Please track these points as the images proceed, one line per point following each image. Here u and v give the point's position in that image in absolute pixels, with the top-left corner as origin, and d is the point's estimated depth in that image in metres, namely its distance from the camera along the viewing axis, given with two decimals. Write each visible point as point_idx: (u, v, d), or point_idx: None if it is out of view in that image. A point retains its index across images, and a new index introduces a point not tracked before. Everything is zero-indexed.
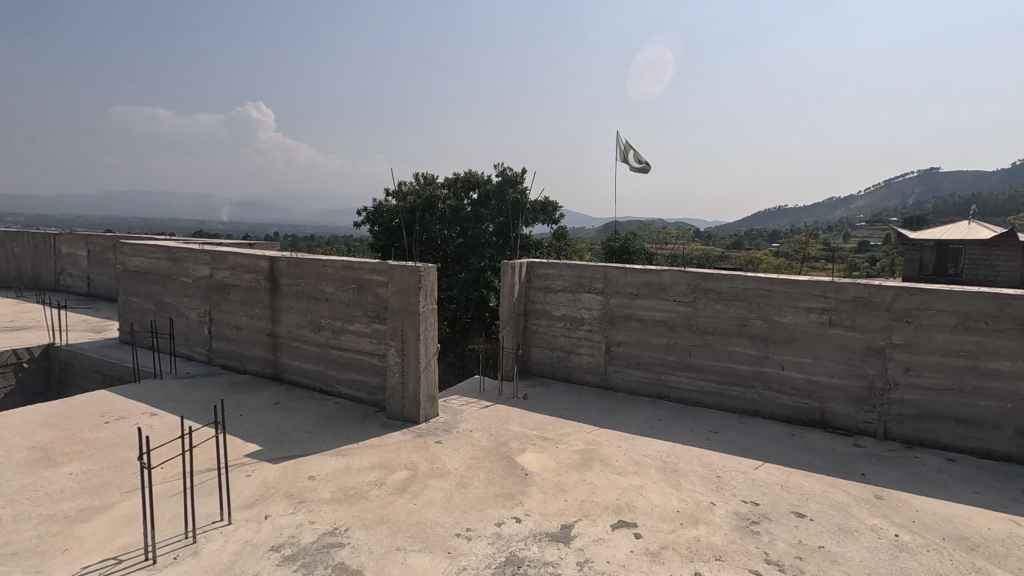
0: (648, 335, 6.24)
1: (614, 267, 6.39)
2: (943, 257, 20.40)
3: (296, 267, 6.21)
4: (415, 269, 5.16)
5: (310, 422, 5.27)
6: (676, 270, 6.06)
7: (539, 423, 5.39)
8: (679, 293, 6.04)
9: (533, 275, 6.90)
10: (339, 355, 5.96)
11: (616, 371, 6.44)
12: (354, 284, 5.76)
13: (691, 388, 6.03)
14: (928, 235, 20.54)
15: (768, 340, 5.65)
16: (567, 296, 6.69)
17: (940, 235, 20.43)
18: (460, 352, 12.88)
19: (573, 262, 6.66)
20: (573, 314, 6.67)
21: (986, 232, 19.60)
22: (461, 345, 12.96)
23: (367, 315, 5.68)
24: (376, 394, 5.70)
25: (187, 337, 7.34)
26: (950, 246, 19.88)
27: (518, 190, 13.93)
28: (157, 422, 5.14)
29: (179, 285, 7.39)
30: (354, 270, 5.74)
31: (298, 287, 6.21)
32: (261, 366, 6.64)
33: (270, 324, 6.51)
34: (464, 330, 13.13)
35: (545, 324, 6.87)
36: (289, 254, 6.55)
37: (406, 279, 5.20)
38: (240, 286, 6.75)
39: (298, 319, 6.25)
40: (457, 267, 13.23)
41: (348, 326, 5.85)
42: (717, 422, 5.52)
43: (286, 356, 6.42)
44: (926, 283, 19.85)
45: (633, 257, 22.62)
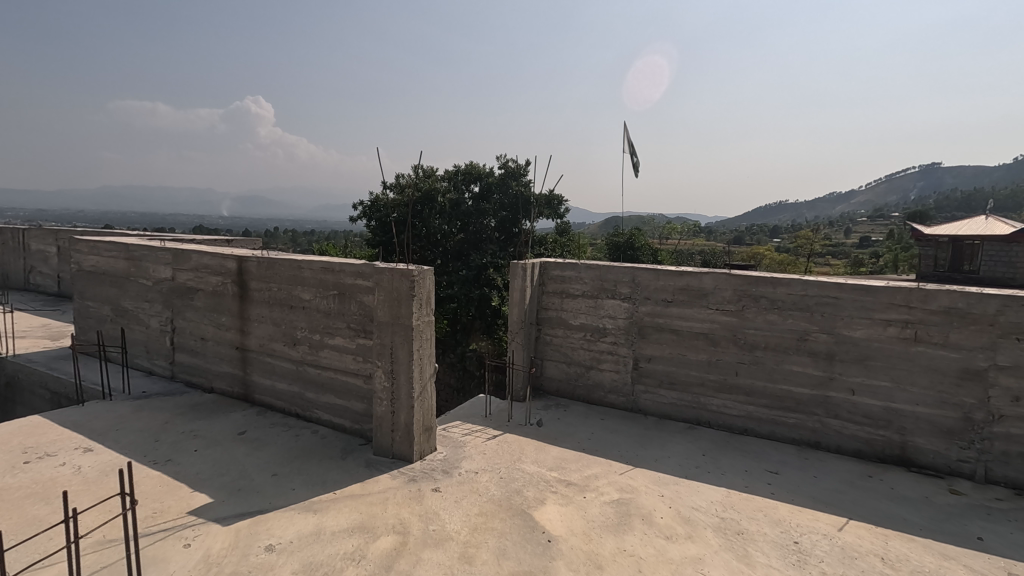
0: (684, 349, 5.28)
1: (644, 269, 5.44)
2: (959, 253, 19.31)
3: (267, 269, 5.24)
4: (407, 273, 4.19)
5: (279, 460, 4.31)
6: (720, 274, 5.10)
7: (558, 460, 4.43)
8: (724, 301, 5.09)
9: (546, 277, 5.93)
10: (317, 375, 5.00)
11: (646, 392, 5.48)
12: (334, 290, 4.79)
13: (738, 414, 5.08)
14: (944, 229, 19.45)
15: (834, 358, 4.67)
16: (588, 303, 5.74)
17: (957, 230, 19.37)
18: (460, 356, 11.93)
19: (596, 263, 5.70)
20: (595, 324, 5.71)
21: (1004, 226, 18.47)
22: (461, 346, 11.91)
23: (350, 327, 4.71)
24: (361, 423, 4.74)
25: (148, 348, 6.37)
26: (966, 242, 18.82)
27: (522, 182, 12.92)
28: (88, 462, 4.17)
29: (138, 288, 6.43)
30: (334, 273, 4.77)
31: (270, 292, 5.24)
32: (229, 385, 5.68)
33: (239, 335, 5.53)
34: (465, 330, 12.07)
35: (561, 336, 5.90)
36: (261, 253, 5.57)
37: (396, 285, 4.23)
38: (206, 291, 5.77)
39: (271, 331, 5.28)
40: (458, 264, 12.21)
41: (327, 341, 4.88)
42: (774, 459, 4.56)
43: (257, 374, 5.46)
44: (940, 280, 18.68)
45: (638, 253, 21.63)
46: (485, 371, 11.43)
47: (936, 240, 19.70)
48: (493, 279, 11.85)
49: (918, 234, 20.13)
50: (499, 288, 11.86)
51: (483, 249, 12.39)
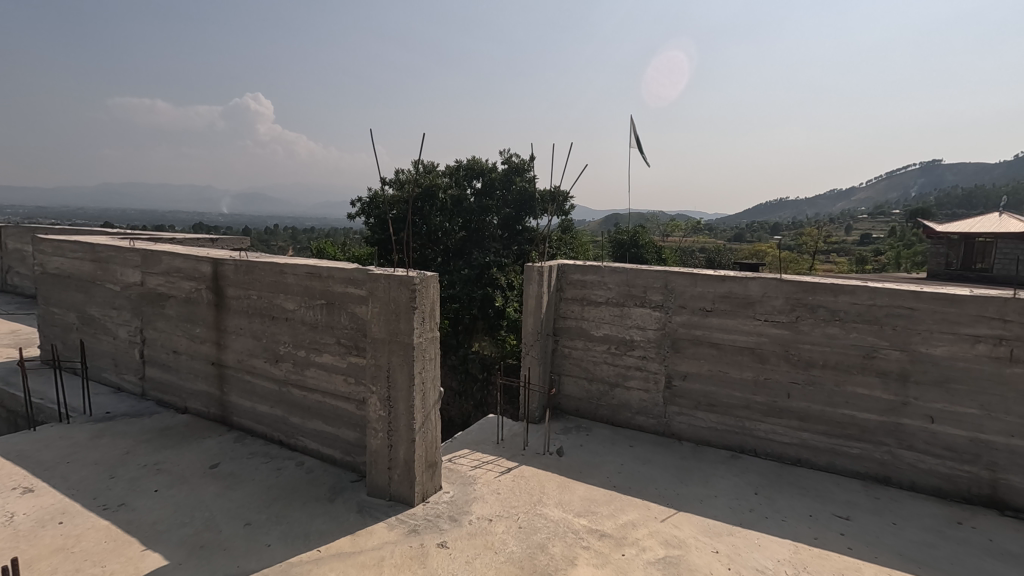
0: (726, 366, 4.61)
1: (679, 273, 4.76)
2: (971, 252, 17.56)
3: (245, 274, 4.54)
4: (406, 281, 3.49)
5: (254, 503, 3.62)
6: (769, 279, 4.40)
7: (586, 502, 3.73)
8: (773, 311, 4.41)
9: (565, 282, 5.26)
10: (303, 397, 4.32)
11: (680, 414, 4.81)
12: (322, 299, 4.09)
13: (789, 441, 4.40)
14: (957, 223, 18.31)
15: (908, 379, 3.98)
16: (613, 312, 5.05)
17: (968, 227, 17.69)
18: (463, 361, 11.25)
19: (622, 267, 5.02)
20: (620, 335, 5.03)
21: (1015, 222, 16.59)
22: (463, 346, 11.10)
23: (340, 343, 4.02)
24: (354, 455, 4.06)
25: (116, 361, 5.68)
26: (977, 241, 17.03)
27: (527, 178, 12.19)
28: (25, 507, 3.48)
29: (106, 294, 5.73)
30: (321, 279, 4.07)
31: (249, 300, 4.54)
32: (205, 405, 5.00)
33: (214, 349, 4.84)
34: (467, 330, 11.26)
35: (581, 349, 5.22)
36: (240, 255, 4.87)
37: (393, 295, 3.53)
38: (178, 298, 5.07)
39: (250, 345, 4.59)
40: (460, 262, 11.49)
41: (315, 358, 4.19)
42: (840, 498, 3.87)
43: (235, 394, 4.77)
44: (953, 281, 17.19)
45: (641, 250, 20.94)
46: (489, 374, 10.62)
47: (948, 238, 17.85)
48: (497, 278, 11.13)
49: (930, 231, 18.24)
50: (503, 288, 11.11)
51: (485, 247, 11.69)
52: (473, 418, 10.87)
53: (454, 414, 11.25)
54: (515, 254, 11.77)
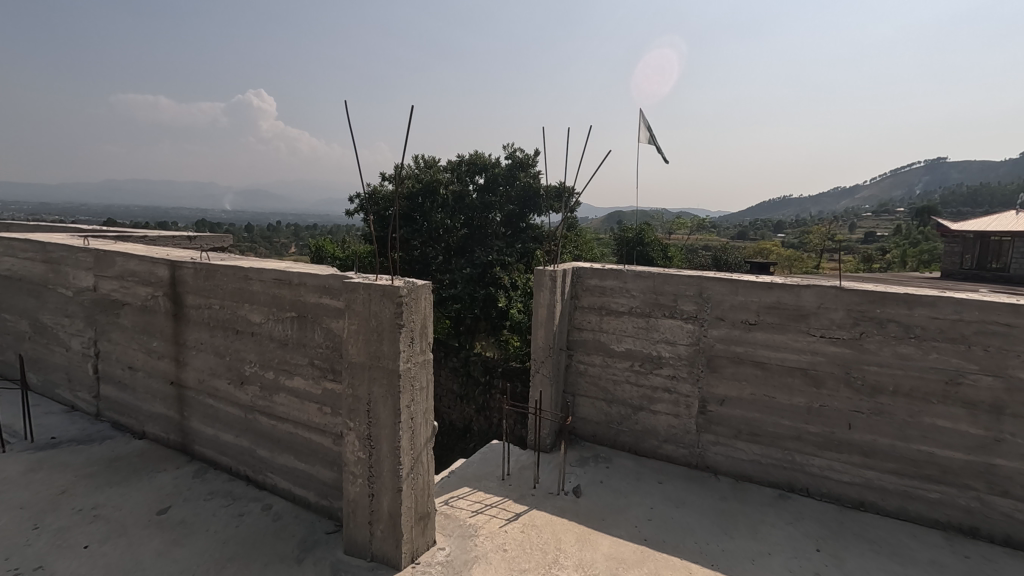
0: (773, 391, 3.91)
1: (717, 279, 4.06)
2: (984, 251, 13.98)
3: (206, 279, 3.84)
4: (389, 292, 2.78)
5: (203, 565, 2.93)
6: (826, 287, 3.70)
7: (613, 564, 3.03)
8: (830, 326, 3.71)
9: (581, 289, 4.58)
10: (272, 427, 3.63)
11: (716, 444, 4.13)
12: (293, 312, 3.40)
13: (850, 481, 3.70)
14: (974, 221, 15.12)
15: (1003, 412, 3.26)
16: (637, 324, 4.35)
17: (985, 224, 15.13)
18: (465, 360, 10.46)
19: (648, 271, 4.32)
20: (645, 351, 4.34)
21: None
22: (467, 349, 10.56)
23: (314, 366, 3.33)
24: (332, 500, 3.38)
25: (70, 377, 5.00)
26: (993, 237, 13.56)
27: (531, 174, 11.42)
28: None
29: (58, 300, 5.04)
30: (291, 287, 3.38)
31: (210, 311, 3.85)
32: (164, 431, 4.31)
33: (173, 367, 4.15)
34: (470, 331, 10.83)
35: (599, 366, 4.53)
36: (202, 256, 4.17)
37: (374, 309, 2.83)
38: (133, 306, 4.37)
39: (212, 363, 3.90)
40: (461, 261, 10.70)
41: (285, 381, 3.50)
42: (922, 556, 3.17)
43: (196, 420, 4.08)
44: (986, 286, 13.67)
45: (647, 249, 20.16)
46: (491, 378, 9.88)
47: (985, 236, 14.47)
48: (500, 278, 10.27)
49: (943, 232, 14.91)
50: (505, 288, 10.24)
51: (488, 245, 10.87)
52: (476, 422, 10.17)
53: (455, 419, 10.57)
54: (519, 252, 10.94)
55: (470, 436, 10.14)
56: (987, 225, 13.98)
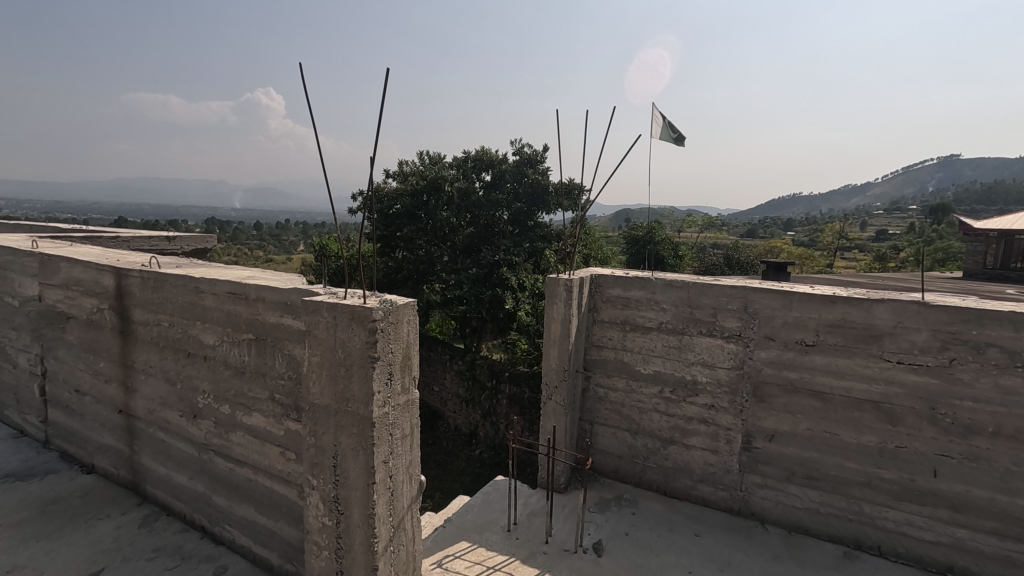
0: (835, 427, 3.23)
1: (766, 291, 3.38)
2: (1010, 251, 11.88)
3: (153, 291, 3.20)
4: (358, 316, 2.12)
5: None
6: (906, 302, 3.00)
7: None
8: (910, 349, 3.02)
9: (601, 301, 3.92)
10: (228, 472, 2.99)
11: (763, 487, 3.46)
12: (250, 334, 2.76)
13: (935, 540, 3.01)
14: (999, 219, 12.62)
15: None
16: (667, 343, 3.70)
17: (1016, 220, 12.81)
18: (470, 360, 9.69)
19: (680, 280, 3.65)
20: (677, 375, 3.69)
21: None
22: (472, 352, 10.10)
23: (274, 402, 2.70)
24: (297, 565, 2.74)
25: (17, 398, 4.40)
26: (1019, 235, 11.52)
27: (541, 170, 10.60)
28: None
29: (4, 310, 4.43)
30: (248, 303, 2.74)
31: (158, 329, 3.21)
32: (113, 466, 3.69)
33: (121, 394, 3.53)
34: (477, 330, 10.24)
35: (622, 391, 3.88)
36: (155, 262, 3.53)
37: (340, 338, 2.17)
38: (79, 320, 3.76)
39: (163, 391, 3.26)
40: (467, 261, 9.97)
41: (242, 417, 2.87)
42: None
43: (146, 457, 3.45)
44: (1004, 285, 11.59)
45: (657, 247, 19.32)
46: (497, 383, 9.14)
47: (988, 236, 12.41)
48: (507, 278, 9.51)
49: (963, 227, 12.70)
50: (513, 288, 9.45)
51: (494, 244, 10.12)
52: (481, 428, 9.46)
53: (461, 423, 9.95)
54: (527, 252, 10.14)
55: (475, 443, 9.44)
56: (1015, 223, 12.11)
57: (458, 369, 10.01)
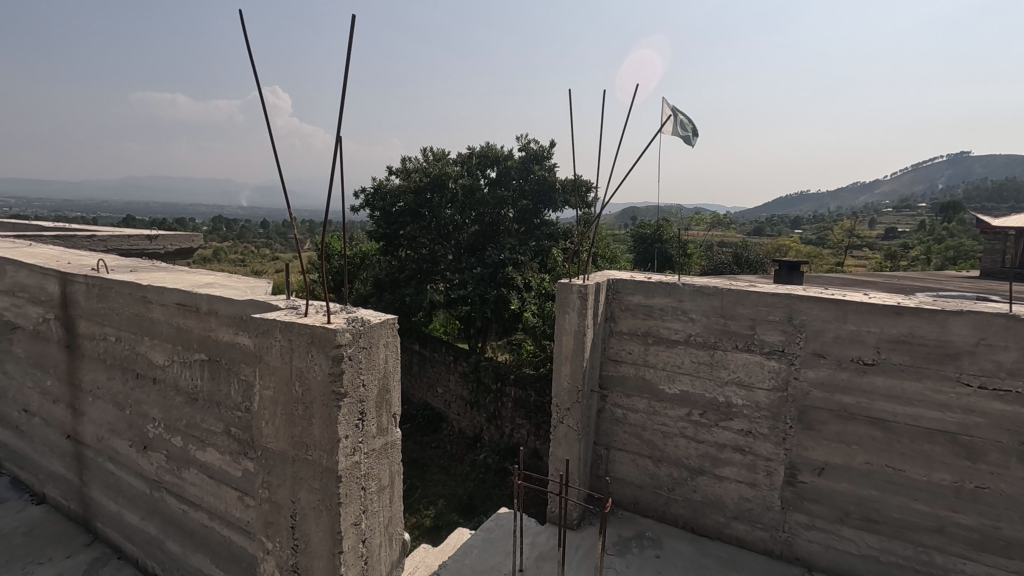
0: (899, 461, 2.73)
1: (814, 300, 2.88)
2: None
3: (98, 301, 2.74)
4: (319, 340, 1.65)
5: None
6: (990, 315, 2.49)
7: None
8: (995, 372, 2.51)
9: (620, 310, 3.44)
10: (181, 515, 2.53)
11: (811, 528, 2.97)
12: (202, 354, 2.30)
13: None
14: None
15: None
16: (696, 359, 3.22)
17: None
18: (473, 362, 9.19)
19: (712, 286, 3.16)
20: (707, 396, 3.20)
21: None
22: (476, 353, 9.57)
23: (230, 436, 2.23)
24: None
25: None
26: None
27: (548, 166, 10.05)
28: None
29: None
30: (200, 317, 2.28)
31: (105, 344, 2.75)
32: (64, 498, 3.24)
33: (69, 417, 3.08)
34: (481, 331, 9.76)
35: (643, 413, 3.41)
36: (107, 267, 3.08)
37: (299, 367, 1.70)
38: (25, 331, 3.30)
39: (111, 417, 2.81)
40: (471, 260, 9.46)
41: (194, 452, 2.41)
42: None
43: (95, 490, 3.00)
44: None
45: (665, 245, 18.70)
46: (503, 385, 8.65)
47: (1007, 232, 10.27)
48: (512, 278, 8.94)
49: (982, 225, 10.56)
50: (520, 289, 8.92)
51: (499, 243, 9.58)
52: (486, 432, 8.96)
53: (465, 426, 9.46)
54: (533, 251, 9.60)
55: (480, 446, 8.90)
56: None
57: (463, 369, 9.54)
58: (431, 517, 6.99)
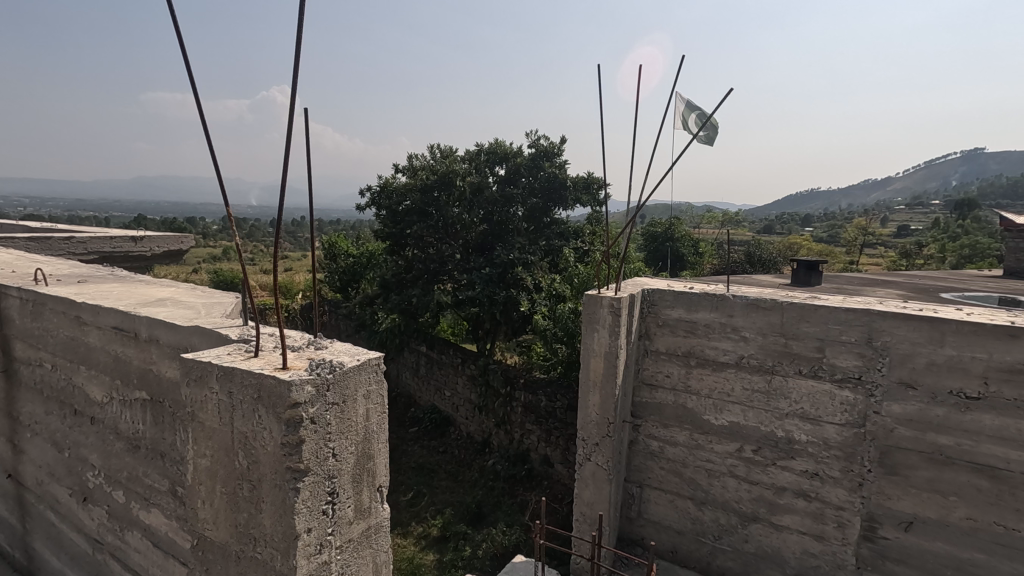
0: (1013, 520, 2.19)
1: (900, 319, 2.36)
2: None
3: (33, 319, 2.27)
4: (270, 394, 1.16)
5: None
6: None
7: None
8: None
9: (656, 327, 2.94)
10: None
11: None
12: (142, 391, 1.81)
13: None
14: None
15: None
16: (750, 386, 2.70)
17: None
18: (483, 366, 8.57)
19: (768, 299, 2.64)
20: (762, 429, 2.69)
21: None
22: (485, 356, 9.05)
23: (176, 498, 1.75)
24: None
25: None
26: None
27: (558, 163, 9.43)
28: None
29: None
30: (140, 346, 1.80)
31: (41, 371, 2.28)
32: (8, 545, 2.77)
33: (9, 453, 2.61)
34: (490, 333, 9.23)
35: (684, 447, 2.90)
36: (51, 277, 2.61)
37: (244, 429, 1.21)
38: None
39: (50, 459, 2.33)
40: (479, 259, 8.91)
41: (137, 511, 1.92)
42: None
43: (38, 540, 2.53)
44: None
45: (676, 244, 18.00)
46: (512, 390, 8.12)
47: None
48: (522, 278, 8.38)
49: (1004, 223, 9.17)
50: (531, 290, 8.39)
51: (508, 242, 8.99)
52: (495, 437, 8.44)
53: (474, 431, 8.95)
54: (543, 250, 8.99)
55: (489, 452, 8.40)
56: None
57: (470, 373, 9.04)
58: (438, 528, 6.48)
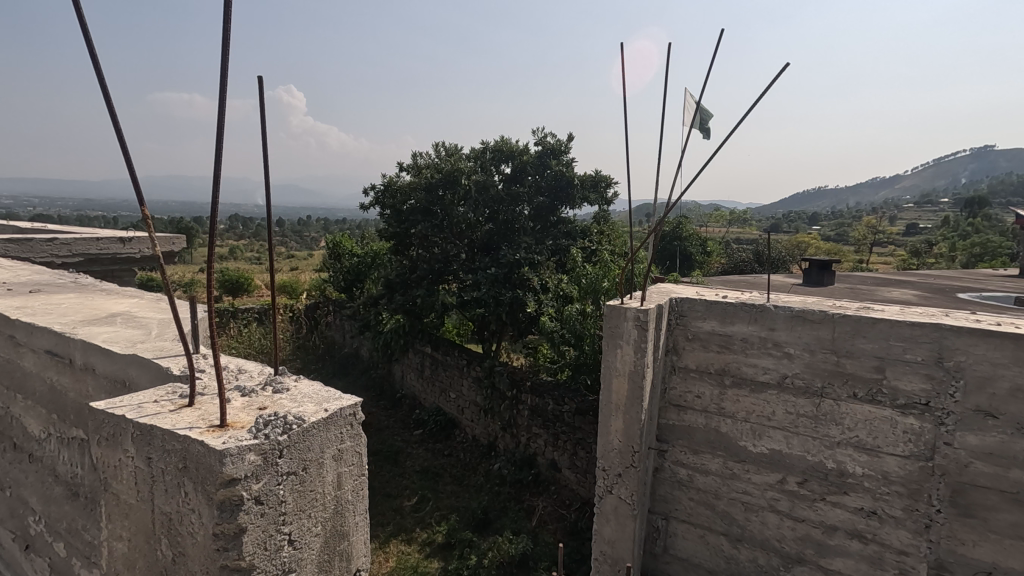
0: None
1: (979, 336, 2.01)
2: None
3: None
4: (198, 465, 0.85)
5: None
6: None
7: None
8: None
9: (684, 341, 2.61)
10: None
11: None
12: (79, 430, 1.50)
13: None
14: None
15: None
16: (795, 410, 2.37)
17: None
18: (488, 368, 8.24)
19: (817, 312, 2.30)
20: (810, 459, 2.35)
21: None
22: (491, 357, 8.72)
23: None
24: None
25: None
26: None
27: (566, 161, 9.05)
28: None
29: None
30: (76, 376, 1.49)
31: None
32: None
33: None
34: (496, 335, 8.90)
35: (717, 476, 2.56)
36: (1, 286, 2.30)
37: (167, 508, 0.90)
38: None
39: None
40: (485, 259, 8.57)
41: (78, 570, 1.61)
42: None
43: None
44: None
45: (684, 243, 17.59)
46: (519, 393, 7.79)
47: None
48: (529, 278, 8.03)
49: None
50: (536, 291, 8.00)
51: (514, 241, 8.65)
52: (501, 441, 8.13)
53: (480, 434, 8.64)
54: (550, 250, 8.64)
55: (495, 456, 8.08)
56: None
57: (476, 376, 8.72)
58: (443, 533, 6.14)
